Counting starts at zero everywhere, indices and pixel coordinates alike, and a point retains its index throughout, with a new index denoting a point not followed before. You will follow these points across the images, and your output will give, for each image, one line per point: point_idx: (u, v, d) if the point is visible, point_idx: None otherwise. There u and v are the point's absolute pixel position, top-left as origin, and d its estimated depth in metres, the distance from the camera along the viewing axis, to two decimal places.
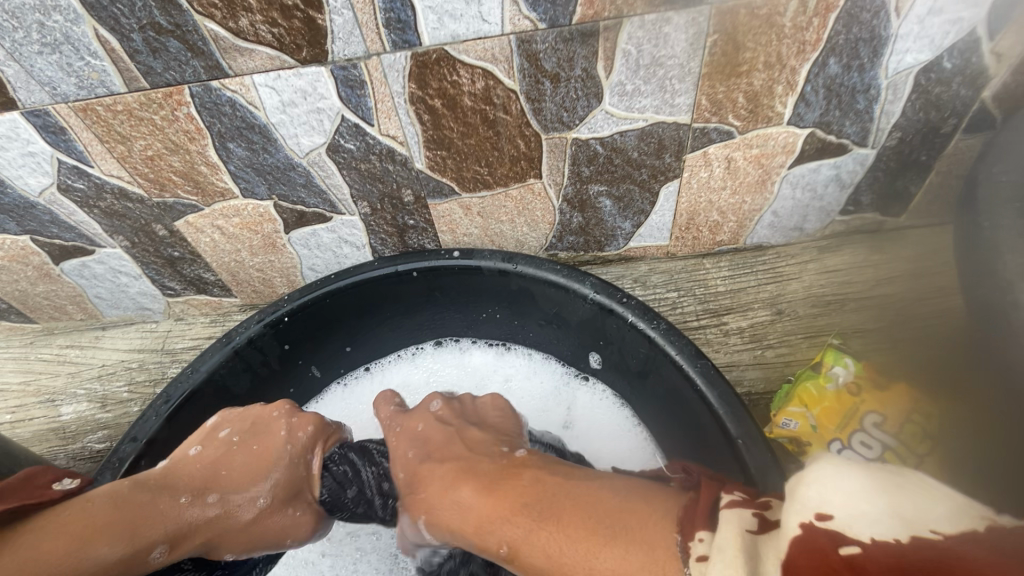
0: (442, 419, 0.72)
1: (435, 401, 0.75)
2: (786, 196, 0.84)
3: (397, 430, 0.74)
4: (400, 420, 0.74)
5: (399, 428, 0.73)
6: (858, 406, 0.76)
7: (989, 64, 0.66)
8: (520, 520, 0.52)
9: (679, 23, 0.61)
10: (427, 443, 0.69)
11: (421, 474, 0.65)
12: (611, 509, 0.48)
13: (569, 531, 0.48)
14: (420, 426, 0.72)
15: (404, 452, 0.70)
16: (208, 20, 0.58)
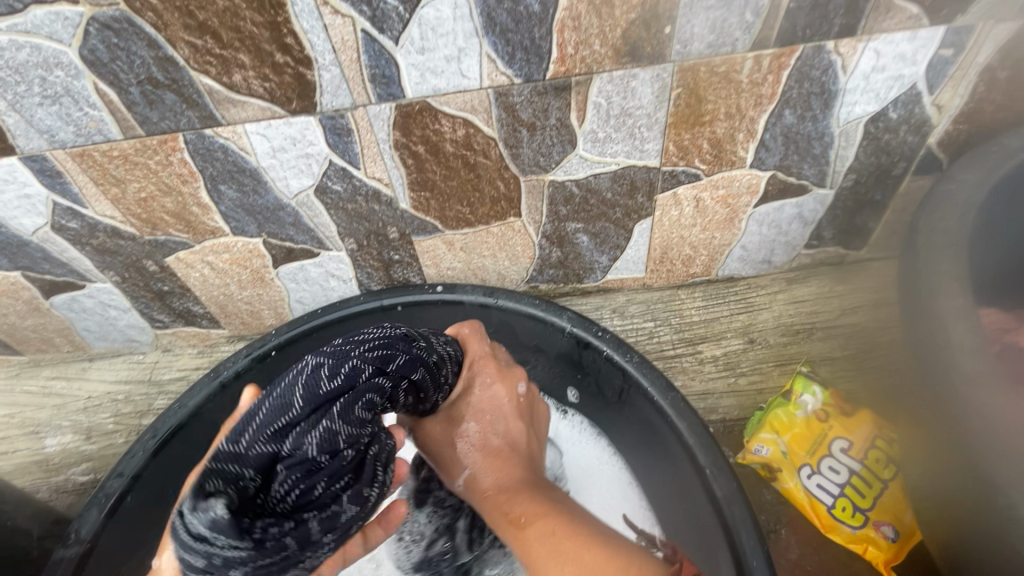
0: (519, 407, 0.65)
1: (524, 383, 0.67)
2: (753, 232, 0.88)
3: (481, 379, 0.65)
4: (491, 369, 0.65)
5: (487, 381, 0.65)
6: (826, 432, 0.80)
7: (931, 114, 0.72)
8: (548, 513, 0.53)
9: (645, 78, 0.65)
10: (502, 413, 0.63)
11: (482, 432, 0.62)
12: (607, 532, 0.52)
13: (577, 535, 0.51)
14: (507, 399, 0.64)
15: (482, 405, 0.64)
16: (203, 75, 0.62)
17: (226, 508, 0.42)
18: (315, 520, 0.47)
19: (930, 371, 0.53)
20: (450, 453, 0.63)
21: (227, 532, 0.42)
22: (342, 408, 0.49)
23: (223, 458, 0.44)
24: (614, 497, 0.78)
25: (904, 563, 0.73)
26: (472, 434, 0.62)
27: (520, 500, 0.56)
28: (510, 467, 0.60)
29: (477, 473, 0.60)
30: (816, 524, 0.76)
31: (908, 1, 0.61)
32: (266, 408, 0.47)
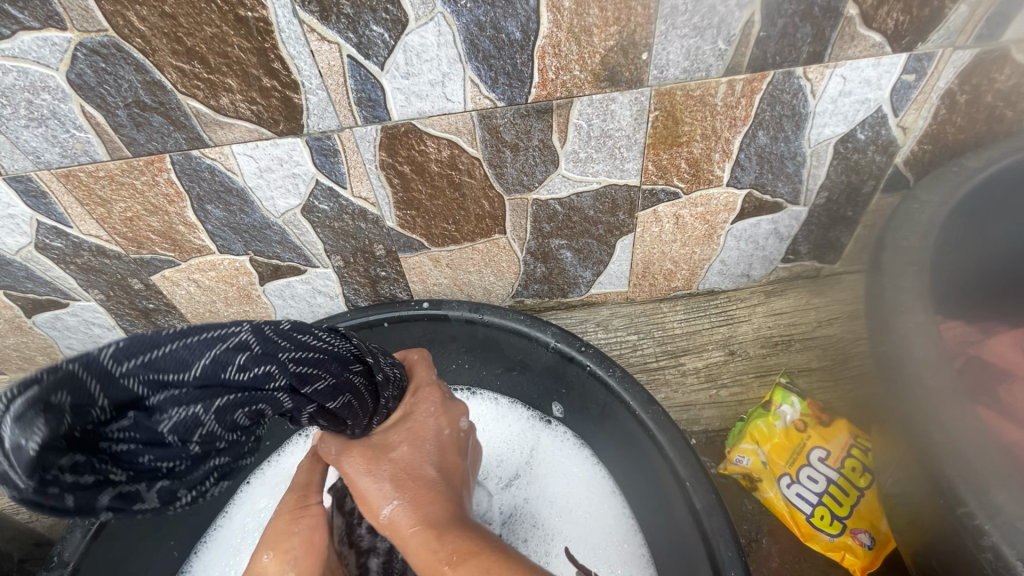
0: (455, 442, 0.64)
1: (464, 417, 0.67)
2: (732, 247, 0.91)
3: (424, 407, 0.64)
4: (434, 399, 0.65)
5: (432, 410, 0.64)
6: (805, 442, 0.82)
7: (897, 135, 0.75)
8: (477, 550, 0.50)
9: (623, 101, 0.68)
10: (439, 445, 0.62)
11: (411, 462, 0.59)
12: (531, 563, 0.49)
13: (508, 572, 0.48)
14: (445, 430, 0.63)
15: (421, 432, 0.62)
16: (190, 99, 0.63)
17: (42, 441, 0.36)
18: (111, 489, 0.42)
19: (894, 382, 0.55)
20: (374, 481, 0.58)
21: (24, 466, 0.36)
22: (225, 405, 0.43)
23: (91, 371, 0.38)
24: (598, 506, 0.80)
25: (878, 567, 0.75)
26: (404, 462, 0.59)
27: (450, 535, 0.53)
28: (442, 499, 0.57)
29: (403, 504, 0.56)
30: (796, 532, 0.79)
31: (871, 30, 0.64)
32: (174, 348, 0.41)
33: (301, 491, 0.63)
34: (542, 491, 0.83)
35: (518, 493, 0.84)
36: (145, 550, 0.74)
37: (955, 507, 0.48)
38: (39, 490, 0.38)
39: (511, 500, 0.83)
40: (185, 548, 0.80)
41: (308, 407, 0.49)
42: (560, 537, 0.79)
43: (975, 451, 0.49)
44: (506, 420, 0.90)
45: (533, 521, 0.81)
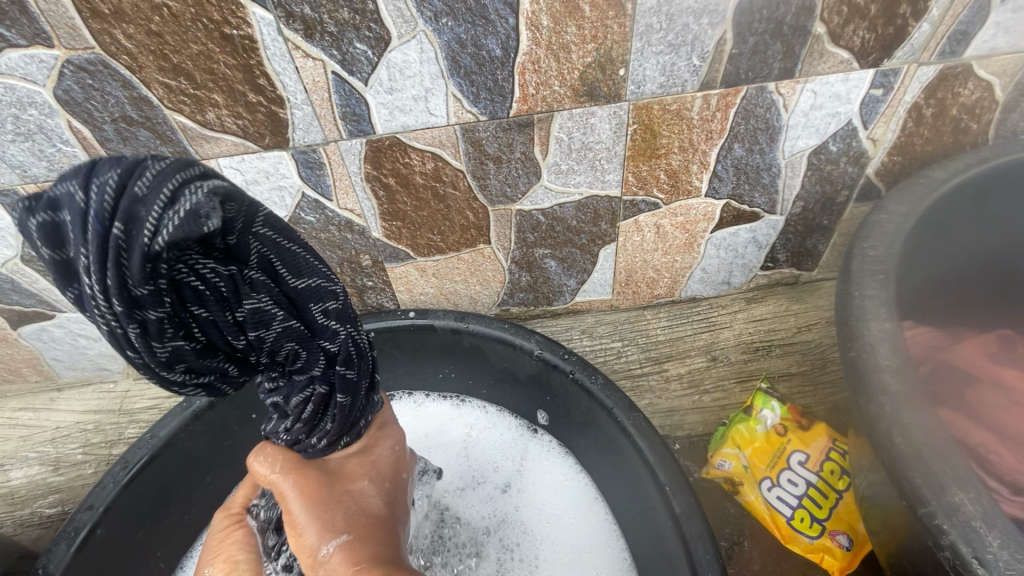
0: (402, 486, 0.65)
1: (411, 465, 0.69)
2: (712, 256, 0.93)
3: (390, 440, 0.64)
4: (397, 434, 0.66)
5: (395, 444, 0.64)
6: (785, 446, 0.83)
7: (868, 147, 0.78)
8: None
9: (603, 115, 0.70)
10: (393, 482, 0.63)
11: (362, 498, 0.58)
12: None
13: None
14: (399, 470, 0.64)
15: (382, 466, 0.61)
16: (177, 114, 0.64)
17: (210, 228, 0.36)
18: (156, 314, 0.38)
19: (860, 389, 0.57)
20: (326, 512, 0.55)
21: (176, 231, 0.35)
22: (289, 328, 0.47)
23: (247, 213, 0.42)
24: (584, 511, 0.81)
25: (856, 568, 0.77)
26: (360, 496, 0.58)
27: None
28: (390, 541, 0.57)
29: (348, 542, 0.54)
30: (776, 534, 0.81)
31: (839, 47, 0.66)
32: (298, 250, 0.46)
33: (231, 510, 0.63)
34: (532, 498, 0.84)
35: (510, 500, 0.84)
36: (136, 562, 0.74)
37: (918, 507, 0.50)
38: (138, 253, 0.35)
39: (501, 507, 0.84)
40: (172, 559, 0.80)
41: (316, 388, 0.50)
42: (549, 544, 0.79)
43: (936, 454, 0.50)
44: (497, 426, 0.91)
45: (522, 527, 0.82)
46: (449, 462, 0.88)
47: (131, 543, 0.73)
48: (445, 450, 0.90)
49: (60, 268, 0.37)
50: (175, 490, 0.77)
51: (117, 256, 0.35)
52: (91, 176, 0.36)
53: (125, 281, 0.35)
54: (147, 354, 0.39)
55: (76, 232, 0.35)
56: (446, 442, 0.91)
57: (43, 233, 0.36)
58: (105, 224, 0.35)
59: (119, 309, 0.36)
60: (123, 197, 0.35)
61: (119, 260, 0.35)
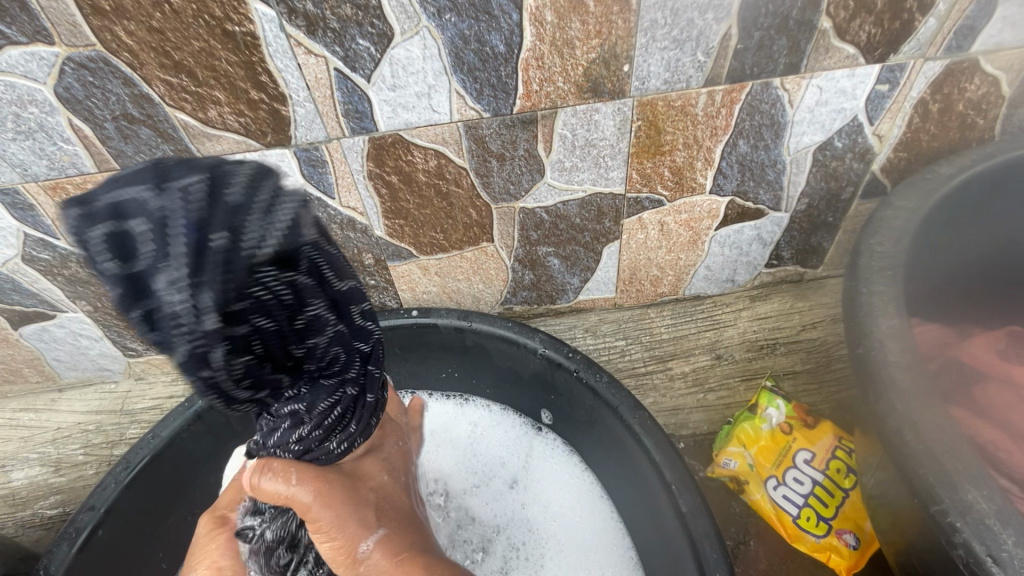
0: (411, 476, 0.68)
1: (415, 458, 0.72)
2: (716, 253, 0.92)
3: (395, 436, 0.66)
4: (398, 431, 0.68)
5: (399, 439, 0.67)
6: (791, 444, 0.83)
7: (873, 143, 0.77)
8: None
9: (607, 111, 0.69)
10: (406, 474, 0.66)
11: (388, 491, 0.62)
12: None
13: None
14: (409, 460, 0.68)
15: (394, 459, 0.64)
16: (178, 112, 0.64)
17: (300, 242, 0.41)
18: (243, 327, 0.39)
19: (868, 386, 0.56)
20: (356, 511, 0.57)
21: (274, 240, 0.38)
22: (340, 336, 0.47)
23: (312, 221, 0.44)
24: (589, 510, 0.81)
25: (863, 567, 0.77)
26: (381, 489, 0.61)
27: (438, 567, 0.57)
28: (417, 530, 0.62)
29: (385, 535, 0.58)
30: (783, 533, 0.80)
31: (844, 42, 0.66)
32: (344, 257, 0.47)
33: (218, 512, 0.62)
34: (537, 497, 0.83)
35: (516, 497, 0.84)
36: (138, 564, 0.74)
37: (930, 506, 0.49)
38: (239, 262, 0.37)
39: (505, 506, 0.84)
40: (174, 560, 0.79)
41: (347, 390, 0.52)
42: (554, 543, 0.79)
43: (947, 452, 0.50)
44: (502, 425, 0.91)
45: (528, 526, 0.81)
46: (455, 461, 0.88)
47: (132, 545, 0.72)
48: (451, 448, 0.89)
49: (127, 281, 0.36)
50: (177, 490, 0.77)
51: (220, 269, 0.36)
52: (163, 182, 0.37)
53: (220, 291, 0.36)
54: (220, 366, 0.40)
55: (159, 240, 0.36)
56: (451, 440, 0.90)
57: (114, 242, 0.35)
58: (196, 232, 0.36)
59: (213, 324, 0.37)
60: (211, 203, 0.37)
61: (218, 270, 0.36)
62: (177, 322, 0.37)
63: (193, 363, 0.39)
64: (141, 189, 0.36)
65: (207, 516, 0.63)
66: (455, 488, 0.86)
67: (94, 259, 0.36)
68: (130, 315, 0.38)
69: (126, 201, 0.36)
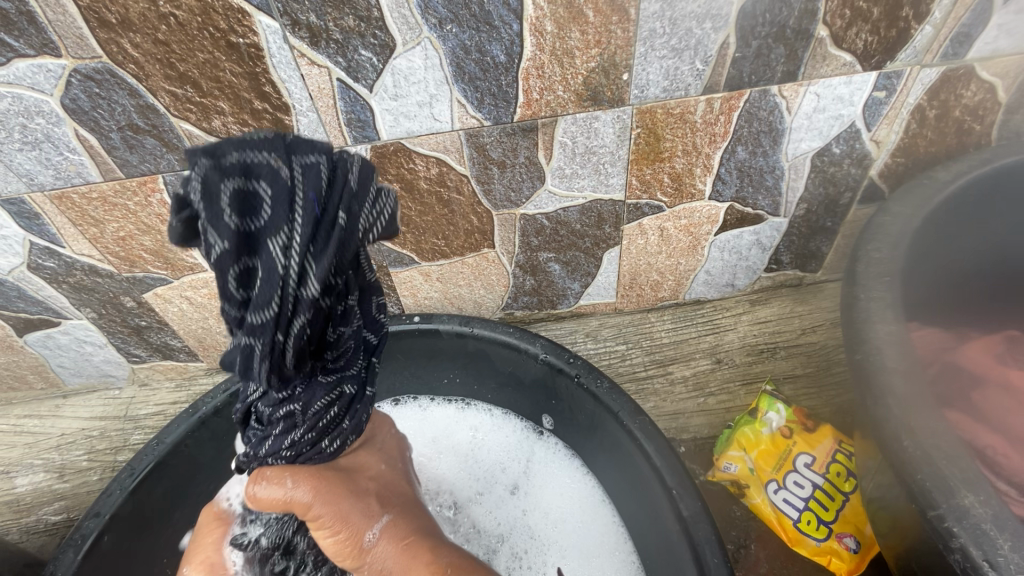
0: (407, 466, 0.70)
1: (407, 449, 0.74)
2: (716, 258, 0.93)
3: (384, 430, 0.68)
4: (388, 427, 0.70)
5: (388, 429, 0.69)
6: (791, 448, 0.83)
7: (871, 149, 0.78)
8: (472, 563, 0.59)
9: (606, 119, 0.70)
10: (402, 465, 0.68)
11: (388, 479, 0.63)
12: None
13: None
14: (403, 451, 0.70)
15: (389, 450, 0.67)
16: (183, 121, 0.64)
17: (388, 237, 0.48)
18: (322, 300, 0.44)
19: (867, 391, 0.57)
20: (359, 502, 0.58)
21: (381, 230, 0.45)
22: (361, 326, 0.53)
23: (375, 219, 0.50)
24: (590, 515, 0.81)
25: (863, 570, 0.77)
26: (382, 478, 0.62)
27: (443, 551, 0.59)
28: (420, 513, 0.64)
29: (391, 519, 0.60)
30: (783, 537, 0.81)
31: (841, 50, 0.66)
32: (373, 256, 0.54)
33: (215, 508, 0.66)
34: (539, 503, 0.83)
35: (518, 504, 0.84)
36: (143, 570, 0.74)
37: (927, 510, 0.50)
38: (350, 244, 0.43)
39: (508, 513, 0.84)
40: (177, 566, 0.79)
41: (347, 389, 0.54)
42: (557, 549, 0.79)
43: (943, 456, 0.50)
44: (503, 429, 0.91)
45: (529, 533, 0.82)
46: (457, 467, 0.88)
47: (137, 551, 0.73)
48: (453, 454, 0.90)
49: (241, 237, 0.39)
50: (180, 496, 0.77)
51: (339, 244, 0.42)
52: (291, 153, 0.40)
53: (330, 262, 0.42)
54: (296, 331, 0.44)
55: (289, 206, 0.40)
56: (453, 446, 0.91)
57: (238, 200, 0.39)
58: (322, 207, 0.41)
59: (309, 292, 0.42)
60: (333, 185, 0.42)
61: (336, 244, 0.42)
62: (279, 284, 0.41)
63: (275, 326, 0.42)
64: (272, 157, 0.40)
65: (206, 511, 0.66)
66: (462, 498, 0.86)
67: (212, 210, 0.38)
68: (224, 272, 0.40)
69: (257, 164, 0.39)
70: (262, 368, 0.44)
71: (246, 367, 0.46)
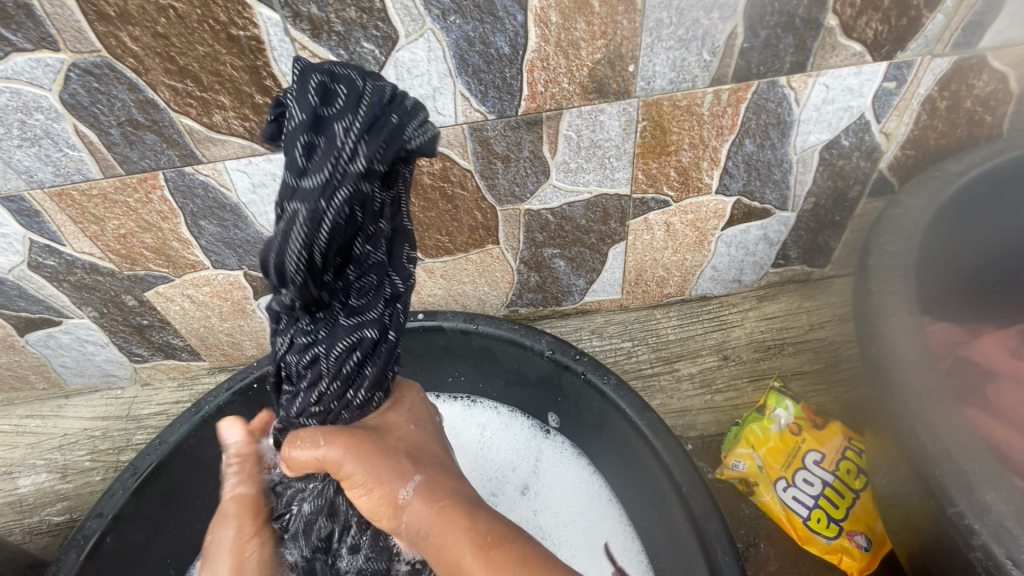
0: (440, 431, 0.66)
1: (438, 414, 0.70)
2: (723, 253, 0.92)
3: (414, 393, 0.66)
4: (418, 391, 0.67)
5: (418, 393, 0.66)
6: (801, 445, 0.82)
7: (881, 141, 0.77)
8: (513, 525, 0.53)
9: (612, 112, 0.69)
10: (434, 429, 0.64)
11: (418, 440, 0.60)
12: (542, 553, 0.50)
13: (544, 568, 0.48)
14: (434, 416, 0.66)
15: (419, 412, 0.63)
16: (183, 116, 0.64)
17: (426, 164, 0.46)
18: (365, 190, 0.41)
19: (879, 386, 0.56)
20: (390, 460, 0.55)
21: (425, 146, 0.44)
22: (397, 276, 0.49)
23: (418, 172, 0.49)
24: (599, 515, 0.80)
25: (877, 567, 0.76)
26: (413, 439, 0.59)
27: (480, 515, 0.53)
28: (454, 477, 0.59)
29: (423, 480, 0.55)
30: (794, 536, 0.79)
31: (851, 39, 0.65)
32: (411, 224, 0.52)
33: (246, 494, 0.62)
34: (548, 503, 0.82)
35: (528, 504, 0.83)
36: (145, 572, 0.73)
37: (946, 507, 0.49)
38: (399, 141, 0.41)
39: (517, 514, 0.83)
40: (180, 567, 0.79)
41: (367, 333, 0.50)
42: (567, 550, 0.78)
43: (960, 451, 0.49)
44: (510, 428, 0.90)
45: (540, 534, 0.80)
46: (466, 468, 0.86)
47: (139, 551, 0.72)
48: (462, 453, 0.88)
49: (314, 115, 0.39)
50: (183, 496, 0.77)
51: (389, 130, 0.41)
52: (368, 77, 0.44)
53: (383, 148, 0.40)
54: (338, 209, 0.39)
55: (356, 99, 0.40)
56: (461, 445, 0.89)
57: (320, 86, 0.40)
58: (383, 107, 0.41)
59: (357, 167, 0.39)
60: (395, 98, 0.43)
61: (390, 135, 0.40)
62: (333, 155, 0.39)
63: (321, 192, 0.38)
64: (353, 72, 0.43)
65: (238, 480, 0.62)
66: None
67: (299, 90, 0.40)
68: (291, 144, 0.39)
69: (340, 73, 0.41)
70: (297, 256, 0.40)
71: (277, 264, 0.41)
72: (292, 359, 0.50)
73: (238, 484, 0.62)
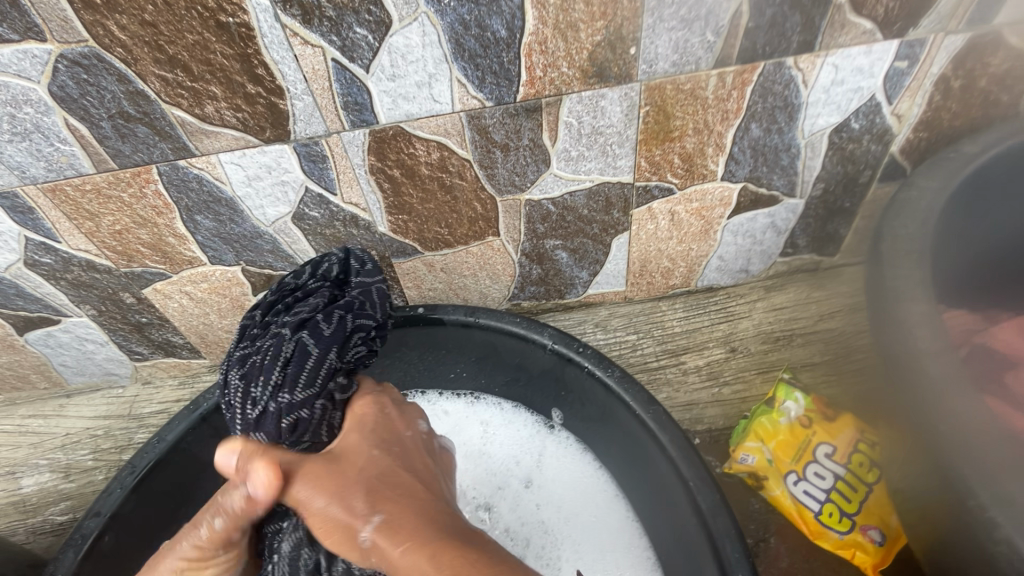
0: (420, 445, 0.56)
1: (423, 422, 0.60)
2: (729, 242, 0.90)
3: (382, 411, 0.58)
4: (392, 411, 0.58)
5: (380, 412, 0.57)
6: (811, 438, 0.80)
7: (892, 123, 0.74)
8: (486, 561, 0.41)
9: (613, 97, 0.67)
10: (407, 447, 0.54)
11: (380, 465, 0.50)
12: None
13: None
14: (408, 431, 0.57)
15: (388, 431, 0.55)
16: (175, 108, 0.62)
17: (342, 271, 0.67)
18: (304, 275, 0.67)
19: (896, 375, 0.54)
20: (344, 498, 0.47)
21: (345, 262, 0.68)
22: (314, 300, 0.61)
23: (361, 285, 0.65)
24: (605, 508, 0.78)
25: (890, 564, 0.74)
26: (374, 465, 0.50)
27: (443, 552, 0.42)
28: (424, 497, 0.48)
29: (383, 516, 0.45)
30: (805, 530, 0.77)
31: (861, 17, 0.63)
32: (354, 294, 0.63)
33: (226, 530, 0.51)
34: (552, 497, 0.81)
35: (532, 498, 0.81)
36: None
37: (966, 500, 0.47)
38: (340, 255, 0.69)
39: (523, 508, 0.81)
40: None
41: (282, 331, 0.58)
42: (571, 544, 0.77)
43: (982, 441, 0.48)
44: (514, 423, 0.89)
45: (544, 528, 0.79)
46: (469, 465, 0.85)
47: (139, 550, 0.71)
48: (464, 450, 0.86)
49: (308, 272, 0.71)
50: (184, 493, 0.76)
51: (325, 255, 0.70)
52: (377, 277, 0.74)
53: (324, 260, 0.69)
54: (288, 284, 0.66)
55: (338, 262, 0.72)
56: (463, 440, 0.87)
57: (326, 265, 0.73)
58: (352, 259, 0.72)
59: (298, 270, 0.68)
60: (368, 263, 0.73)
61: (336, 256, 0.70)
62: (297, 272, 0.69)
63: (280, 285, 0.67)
64: None
65: (223, 520, 0.51)
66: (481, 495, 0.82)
67: None
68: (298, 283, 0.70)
69: None
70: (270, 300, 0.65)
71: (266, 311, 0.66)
72: (234, 381, 0.57)
73: (221, 523, 0.51)
